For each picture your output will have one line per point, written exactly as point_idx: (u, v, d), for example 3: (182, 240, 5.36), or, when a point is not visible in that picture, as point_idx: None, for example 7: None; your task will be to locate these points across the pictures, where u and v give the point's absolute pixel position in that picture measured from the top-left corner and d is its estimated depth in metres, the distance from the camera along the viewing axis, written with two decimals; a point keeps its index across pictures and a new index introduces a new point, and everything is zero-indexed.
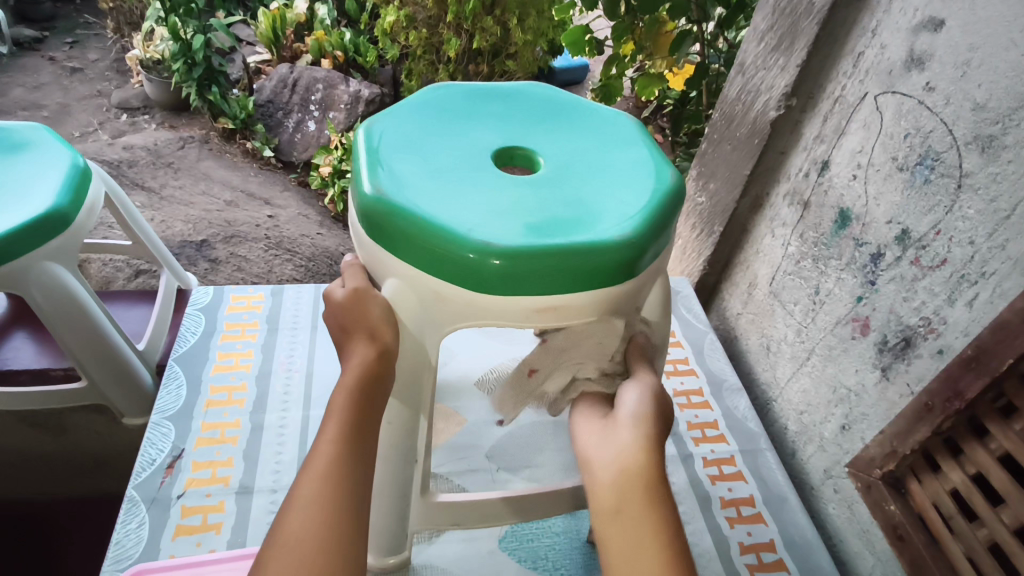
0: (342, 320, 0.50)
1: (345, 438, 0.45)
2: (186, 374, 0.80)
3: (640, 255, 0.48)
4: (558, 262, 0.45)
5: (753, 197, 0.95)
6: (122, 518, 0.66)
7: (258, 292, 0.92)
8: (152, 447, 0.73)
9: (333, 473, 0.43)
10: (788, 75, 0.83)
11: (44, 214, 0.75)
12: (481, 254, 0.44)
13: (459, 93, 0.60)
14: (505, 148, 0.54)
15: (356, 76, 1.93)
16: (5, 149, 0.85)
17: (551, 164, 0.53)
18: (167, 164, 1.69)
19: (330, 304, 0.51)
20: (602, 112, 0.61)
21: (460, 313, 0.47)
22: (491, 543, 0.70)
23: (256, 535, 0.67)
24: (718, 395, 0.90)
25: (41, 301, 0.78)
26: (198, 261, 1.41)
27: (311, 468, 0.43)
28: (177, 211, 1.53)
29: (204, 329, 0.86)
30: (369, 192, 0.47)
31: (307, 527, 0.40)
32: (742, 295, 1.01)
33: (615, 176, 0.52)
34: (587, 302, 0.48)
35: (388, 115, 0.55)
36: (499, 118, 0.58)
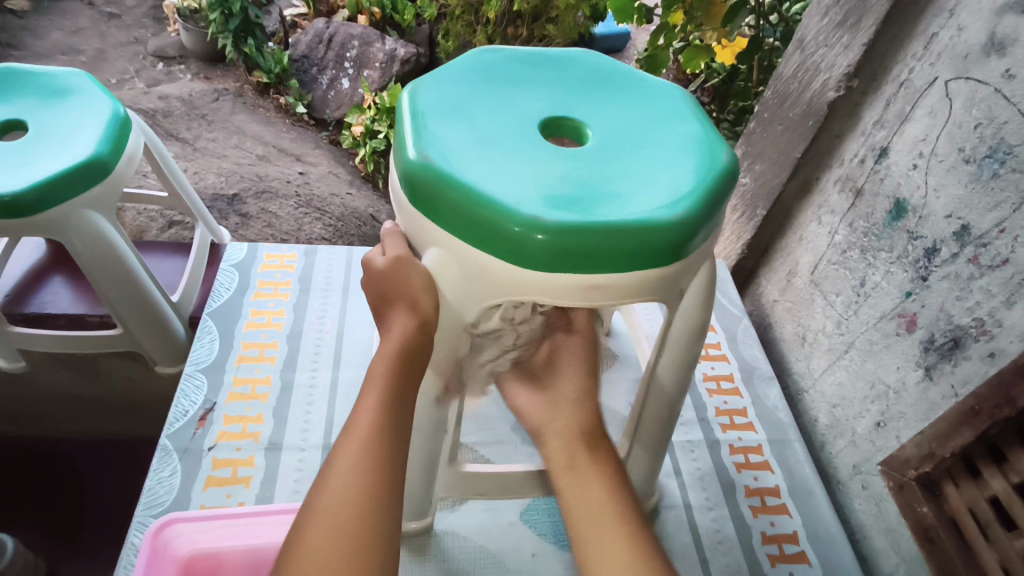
0: (382, 287, 0.51)
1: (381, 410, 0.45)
2: (219, 329, 0.81)
3: (691, 236, 0.46)
4: (605, 240, 0.43)
5: (801, 181, 0.92)
6: (156, 467, 0.67)
7: (292, 251, 0.92)
8: (186, 398, 0.73)
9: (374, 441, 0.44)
10: (852, 54, 0.79)
11: (83, 163, 0.76)
12: (528, 227, 0.43)
13: (506, 57, 0.58)
14: (553, 118, 0.52)
15: (392, 34, 1.90)
16: (46, 93, 0.84)
17: (601, 137, 0.51)
18: (202, 115, 1.69)
19: (371, 272, 0.51)
20: (656, 84, 0.58)
21: (502, 288, 0.46)
22: (512, 515, 0.70)
23: (284, 490, 0.68)
24: (749, 381, 0.88)
25: (82, 248, 0.79)
26: (230, 215, 1.42)
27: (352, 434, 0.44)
28: (211, 164, 1.54)
29: (238, 285, 0.86)
30: (414, 157, 0.46)
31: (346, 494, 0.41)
32: (780, 283, 0.98)
33: (666, 154, 0.50)
34: (633, 283, 0.46)
35: (433, 78, 0.53)
36: (547, 85, 0.55)
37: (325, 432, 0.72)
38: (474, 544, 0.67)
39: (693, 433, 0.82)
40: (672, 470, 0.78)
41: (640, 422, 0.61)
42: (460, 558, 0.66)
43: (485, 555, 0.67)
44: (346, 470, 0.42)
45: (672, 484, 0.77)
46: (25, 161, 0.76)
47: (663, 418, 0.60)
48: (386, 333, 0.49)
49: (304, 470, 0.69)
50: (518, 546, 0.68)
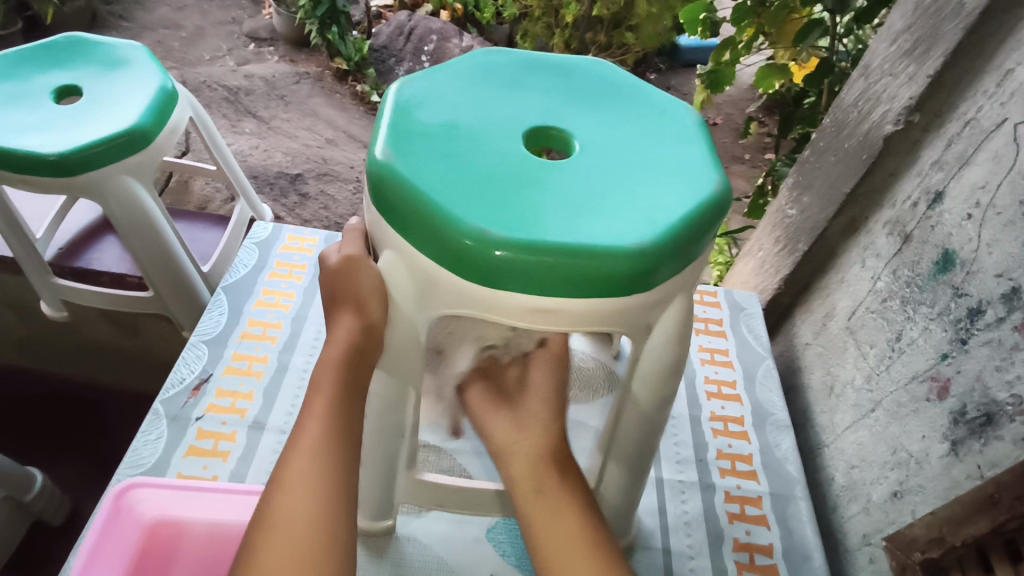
0: (334, 287, 0.51)
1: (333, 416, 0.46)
2: (230, 303, 0.83)
3: (658, 268, 0.42)
4: (558, 264, 0.40)
5: (849, 218, 0.84)
6: (145, 429, 0.70)
7: (314, 235, 0.93)
8: (185, 367, 0.76)
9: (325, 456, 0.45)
10: (915, 85, 0.71)
11: (126, 131, 0.80)
12: (478, 241, 0.40)
13: (508, 60, 0.55)
14: (539, 127, 0.49)
15: (473, 31, 1.93)
16: (107, 64, 0.90)
17: (585, 152, 0.48)
18: (280, 96, 1.75)
19: (327, 271, 0.51)
20: (664, 100, 0.54)
21: (451, 299, 0.44)
22: (477, 530, 0.68)
23: (258, 469, 0.69)
24: (760, 427, 0.81)
25: (118, 211, 0.83)
26: (290, 193, 1.47)
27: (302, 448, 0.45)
28: (281, 143, 1.60)
29: (256, 263, 0.88)
30: (378, 155, 0.44)
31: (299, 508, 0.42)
32: (815, 325, 0.91)
33: (652, 177, 0.46)
34: (589, 310, 0.43)
35: (425, 75, 0.51)
36: (543, 92, 0.52)
37: None
38: (432, 553, 0.66)
39: (687, 473, 0.77)
40: (656, 510, 0.74)
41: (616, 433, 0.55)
42: (417, 565, 0.65)
43: (442, 567, 0.65)
44: (298, 482, 0.43)
45: (654, 524, 0.72)
46: (76, 125, 0.81)
47: (631, 455, 0.56)
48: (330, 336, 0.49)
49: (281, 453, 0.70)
50: (478, 562, 0.66)
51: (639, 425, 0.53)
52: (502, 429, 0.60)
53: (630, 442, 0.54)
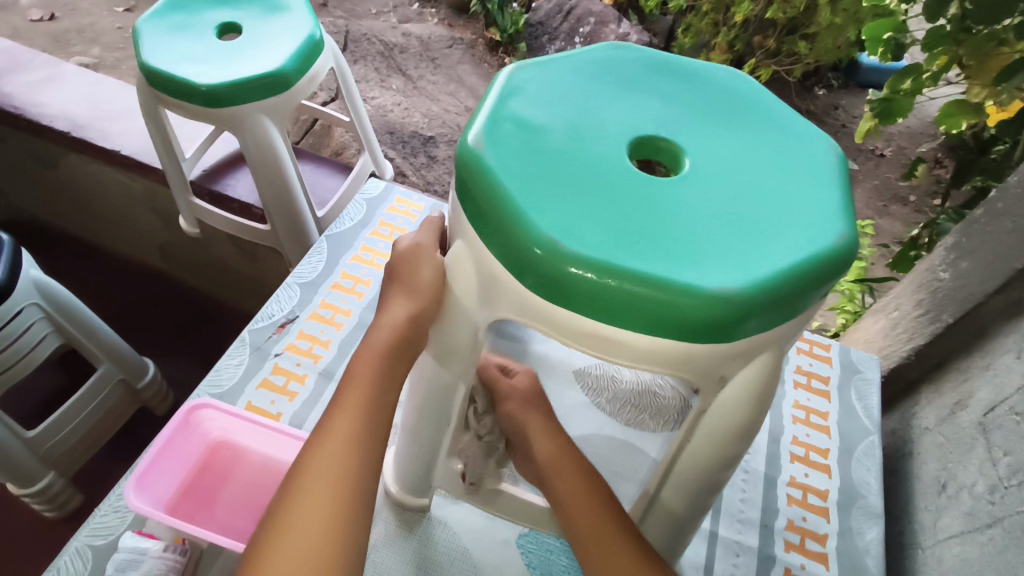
0: (395, 267, 0.52)
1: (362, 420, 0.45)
2: (329, 252, 0.86)
3: (743, 320, 0.37)
4: (630, 294, 0.36)
5: (1014, 298, 0.70)
6: (230, 353, 0.75)
7: (421, 202, 0.94)
8: (277, 303, 0.80)
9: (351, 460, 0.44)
10: None
11: (269, 74, 0.84)
12: (547, 251, 0.37)
13: (635, 58, 0.51)
14: (649, 138, 0.45)
15: (633, 19, 1.84)
16: (267, 7, 0.95)
17: (693, 174, 0.43)
18: (431, 58, 1.78)
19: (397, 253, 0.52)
20: (803, 128, 0.47)
21: (509, 304, 0.41)
22: (508, 533, 0.66)
23: (317, 417, 0.71)
24: (844, 508, 0.72)
25: (250, 147, 0.89)
26: (419, 154, 1.51)
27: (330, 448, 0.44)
28: (422, 104, 1.64)
29: (361, 218, 0.91)
30: (470, 140, 0.42)
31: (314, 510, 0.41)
32: (941, 410, 0.78)
33: (762, 215, 0.40)
34: (654, 348, 0.39)
35: (542, 63, 0.49)
36: (664, 99, 0.48)
37: None
38: (459, 544, 0.65)
39: (747, 536, 0.69)
40: (702, 566, 0.67)
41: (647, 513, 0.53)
42: (442, 551, 0.64)
43: (465, 560, 0.64)
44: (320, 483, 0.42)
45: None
46: (228, 62, 0.87)
47: (681, 509, 0.51)
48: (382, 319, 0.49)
49: None
50: (502, 566, 0.64)
51: (689, 487, 0.48)
52: (550, 443, 0.57)
53: (677, 504, 0.50)
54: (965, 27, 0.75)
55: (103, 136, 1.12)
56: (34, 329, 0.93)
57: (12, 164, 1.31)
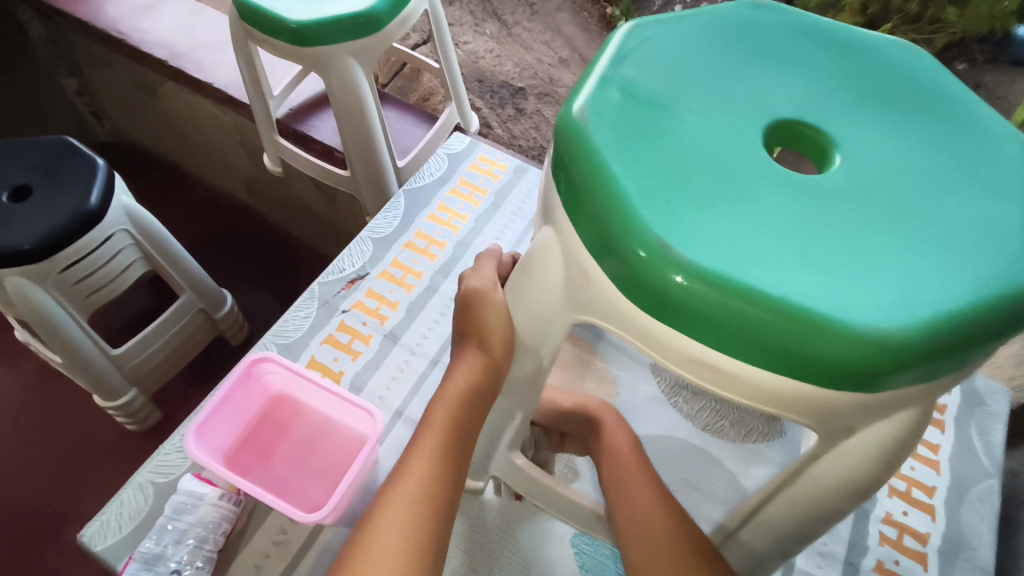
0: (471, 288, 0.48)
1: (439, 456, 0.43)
2: (405, 209, 0.82)
3: (896, 370, 0.29)
4: (752, 320, 0.30)
5: None
6: (299, 304, 0.73)
7: (505, 162, 0.89)
8: (349, 258, 0.77)
9: (437, 471, 0.42)
10: None
11: (360, 14, 0.80)
12: (656, 256, 0.31)
13: (782, 21, 0.42)
14: (793, 123, 0.37)
15: None
16: None
17: (846, 173, 0.35)
18: (530, 3, 1.61)
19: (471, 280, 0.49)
20: (993, 125, 0.37)
21: (597, 306, 0.35)
22: (563, 530, 0.62)
23: (378, 381, 0.69)
24: (946, 558, 0.63)
25: (334, 89, 0.85)
26: (507, 106, 1.44)
27: (419, 458, 0.43)
28: (516, 52, 1.51)
29: (442, 175, 0.86)
30: (575, 111, 0.35)
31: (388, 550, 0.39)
32: None
33: (934, 236, 0.32)
34: (770, 385, 0.32)
35: (666, 20, 0.41)
36: (815, 76, 0.39)
37: (439, 348, 0.71)
38: (511, 532, 0.61)
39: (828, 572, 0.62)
40: None
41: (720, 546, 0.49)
42: (492, 538, 0.61)
43: (516, 552, 0.60)
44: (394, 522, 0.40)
45: None
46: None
47: (763, 550, 0.45)
48: (454, 367, 0.47)
49: (403, 374, 0.69)
50: (554, 564, 0.60)
51: (791, 521, 0.41)
52: None
53: (766, 541, 0.44)
54: None
55: (197, 67, 1.12)
56: (123, 255, 0.95)
57: (118, 88, 1.35)
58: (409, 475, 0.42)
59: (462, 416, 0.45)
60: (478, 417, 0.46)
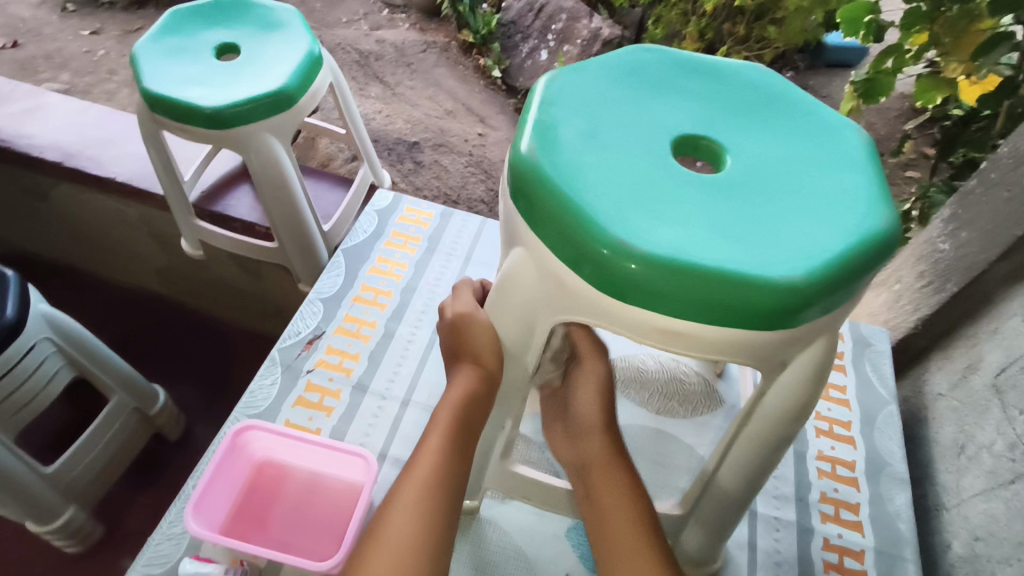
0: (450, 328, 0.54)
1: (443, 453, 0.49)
2: (347, 266, 0.86)
3: (808, 307, 0.39)
4: (700, 289, 0.38)
5: (1015, 264, 0.72)
6: (262, 373, 0.75)
7: (430, 209, 0.95)
8: (302, 320, 0.80)
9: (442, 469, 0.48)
10: None
11: (273, 91, 0.84)
12: (617, 253, 0.38)
13: (661, 58, 0.52)
14: (691, 136, 0.46)
15: (602, 12, 1.72)
16: (260, 26, 0.95)
17: (738, 168, 0.44)
18: (407, 64, 1.69)
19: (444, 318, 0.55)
20: (832, 118, 0.49)
21: (572, 304, 0.42)
22: (558, 528, 0.67)
23: (356, 430, 0.71)
24: (873, 477, 0.75)
25: (256, 165, 0.88)
26: (405, 161, 1.43)
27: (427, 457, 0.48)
28: (403, 110, 1.55)
29: (374, 230, 0.91)
30: (523, 150, 0.43)
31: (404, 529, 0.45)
32: (952, 375, 0.80)
33: (812, 205, 0.42)
34: (720, 338, 0.40)
35: (574, 69, 0.50)
36: (699, 98, 0.49)
37: (407, 388, 0.75)
38: (511, 541, 0.66)
39: (785, 511, 0.72)
40: (746, 542, 0.69)
41: (701, 498, 0.58)
42: (495, 551, 0.65)
43: (520, 557, 0.65)
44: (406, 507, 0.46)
45: (741, 556, 0.68)
46: (228, 83, 0.86)
47: (734, 493, 0.54)
48: (450, 382, 0.52)
49: (379, 419, 0.72)
50: (556, 559, 0.65)
51: (753, 454, 0.49)
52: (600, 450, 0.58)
53: (734, 482, 0.53)
54: (938, 5, 0.74)
55: (96, 164, 1.10)
56: (48, 364, 0.91)
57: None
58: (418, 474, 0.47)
59: (462, 422, 0.50)
60: (475, 428, 0.52)
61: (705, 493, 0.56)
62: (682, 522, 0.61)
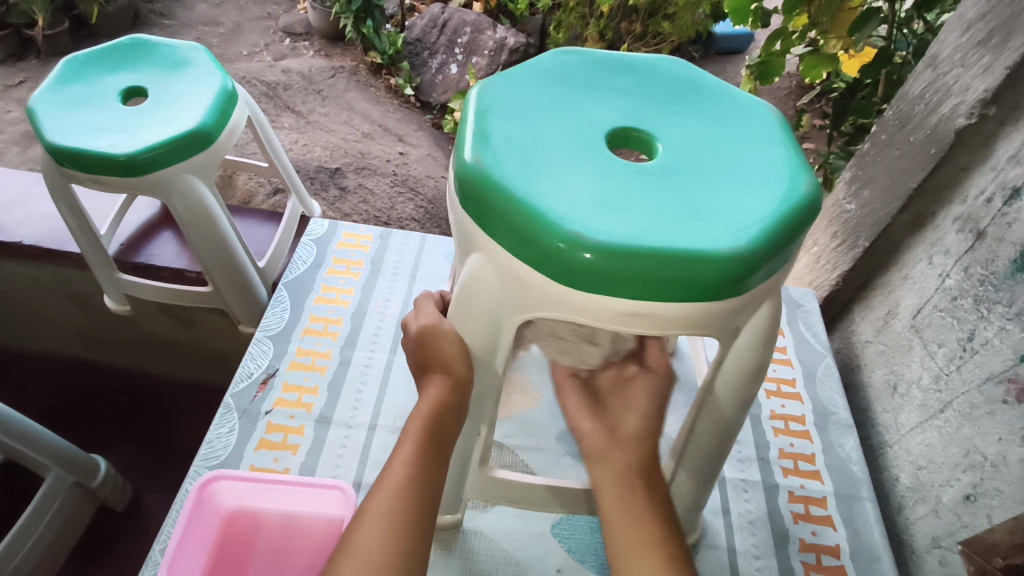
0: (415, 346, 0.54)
1: (415, 463, 0.49)
2: (291, 300, 0.84)
3: (752, 273, 0.42)
4: (654, 269, 0.40)
5: (914, 214, 0.79)
6: (218, 421, 0.72)
7: (369, 232, 0.94)
8: (252, 361, 0.78)
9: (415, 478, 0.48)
10: (992, 77, 0.66)
11: (191, 131, 0.81)
12: (572, 245, 0.40)
13: (581, 59, 0.55)
14: (622, 128, 0.49)
15: (504, 23, 1.76)
16: (166, 66, 0.92)
17: (669, 154, 0.47)
18: (317, 90, 1.66)
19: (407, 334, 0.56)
20: (744, 100, 0.53)
21: (534, 299, 0.44)
22: (542, 526, 0.68)
23: (326, 464, 0.70)
24: (822, 427, 0.80)
25: (181, 209, 0.85)
26: (329, 188, 1.40)
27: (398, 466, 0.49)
28: (319, 137, 1.52)
29: (314, 259, 0.89)
30: (467, 159, 0.44)
31: (374, 540, 0.44)
32: (876, 322, 0.86)
33: (741, 179, 0.46)
34: (677, 314, 0.43)
35: (503, 77, 0.51)
36: (623, 92, 0.52)
37: (372, 413, 0.74)
38: (498, 547, 0.66)
39: (750, 472, 0.76)
40: (719, 508, 0.73)
41: (684, 457, 0.58)
42: (484, 560, 0.65)
43: (510, 562, 0.65)
44: (377, 517, 0.46)
45: (718, 523, 0.71)
46: (140, 127, 0.82)
47: (706, 462, 0.57)
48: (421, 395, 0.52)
49: (348, 448, 0.71)
50: (545, 558, 0.66)
51: (718, 422, 0.53)
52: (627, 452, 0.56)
53: (704, 451, 0.56)
54: None
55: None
56: None
57: None
58: (389, 485, 0.47)
59: (434, 430, 0.51)
60: (449, 439, 0.52)
61: (679, 466, 0.59)
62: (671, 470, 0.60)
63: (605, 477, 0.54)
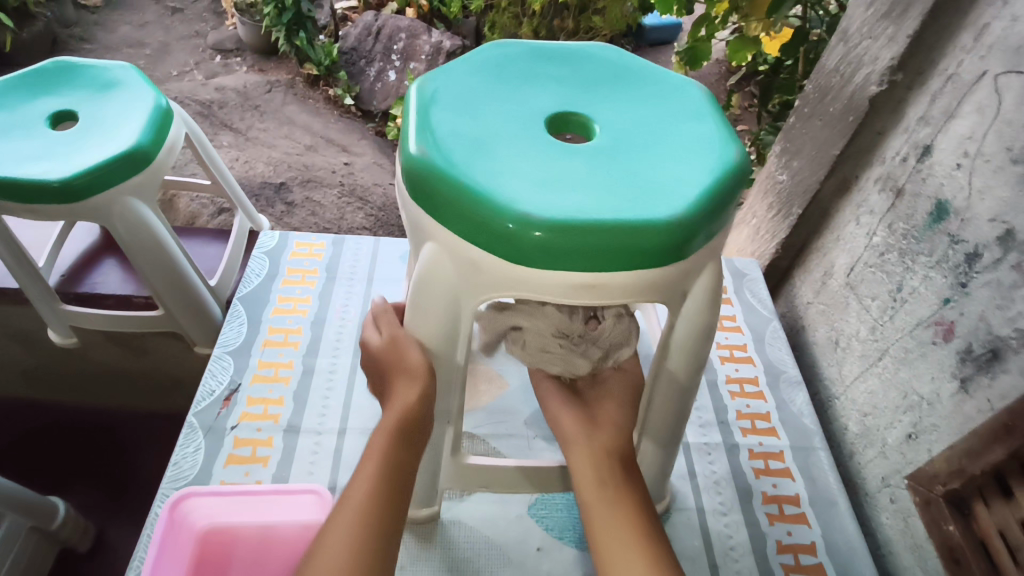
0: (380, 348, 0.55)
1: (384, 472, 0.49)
2: (248, 314, 0.84)
3: (692, 238, 0.44)
4: (602, 241, 0.42)
5: (840, 179, 0.84)
6: (182, 442, 0.71)
7: (321, 240, 0.94)
8: (213, 378, 0.77)
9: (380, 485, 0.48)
10: (896, 46, 0.72)
11: (126, 151, 0.79)
12: (522, 225, 0.42)
13: (515, 51, 0.57)
14: (560, 113, 0.51)
15: (439, 27, 1.77)
16: (94, 87, 0.89)
17: (606, 134, 0.50)
18: (254, 106, 1.63)
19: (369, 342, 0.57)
20: (672, 80, 0.56)
21: (491, 281, 0.46)
22: (519, 508, 0.70)
23: (299, 472, 0.70)
24: (774, 386, 0.84)
25: (124, 233, 0.83)
26: (275, 203, 1.38)
27: (364, 476, 0.49)
28: (260, 153, 1.50)
29: (268, 271, 0.89)
30: (414, 151, 0.45)
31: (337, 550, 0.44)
32: (814, 284, 0.91)
33: (676, 152, 0.49)
34: (627, 283, 0.45)
35: (442, 72, 0.53)
36: (560, 80, 0.55)
37: (341, 418, 0.74)
38: (477, 533, 0.68)
39: (712, 435, 0.80)
40: (686, 473, 0.76)
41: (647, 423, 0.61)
42: (465, 547, 0.67)
43: (490, 546, 0.67)
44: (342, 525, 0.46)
45: (685, 487, 0.75)
46: (73, 152, 0.80)
47: (668, 424, 0.60)
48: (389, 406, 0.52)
49: (320, 454, 0.71)
50: (524, 538, 0.68)
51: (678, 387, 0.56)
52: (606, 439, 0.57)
53: (667, 414, 0.59)
54: None
55: None
56: None
57: None
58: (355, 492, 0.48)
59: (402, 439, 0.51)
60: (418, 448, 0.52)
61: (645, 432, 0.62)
62: (637, 440, 0.63)
63: (592, 470, 0.55)
